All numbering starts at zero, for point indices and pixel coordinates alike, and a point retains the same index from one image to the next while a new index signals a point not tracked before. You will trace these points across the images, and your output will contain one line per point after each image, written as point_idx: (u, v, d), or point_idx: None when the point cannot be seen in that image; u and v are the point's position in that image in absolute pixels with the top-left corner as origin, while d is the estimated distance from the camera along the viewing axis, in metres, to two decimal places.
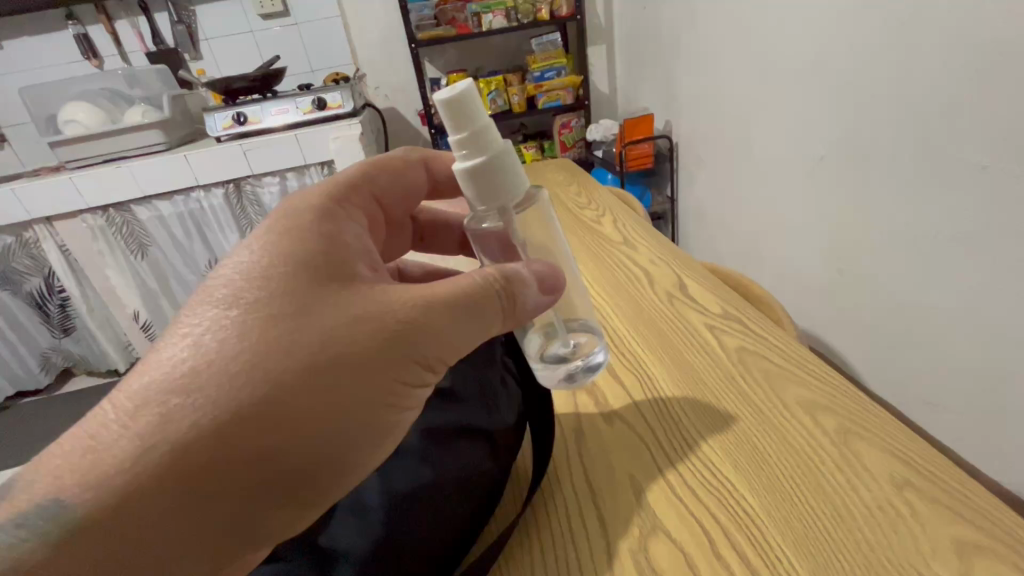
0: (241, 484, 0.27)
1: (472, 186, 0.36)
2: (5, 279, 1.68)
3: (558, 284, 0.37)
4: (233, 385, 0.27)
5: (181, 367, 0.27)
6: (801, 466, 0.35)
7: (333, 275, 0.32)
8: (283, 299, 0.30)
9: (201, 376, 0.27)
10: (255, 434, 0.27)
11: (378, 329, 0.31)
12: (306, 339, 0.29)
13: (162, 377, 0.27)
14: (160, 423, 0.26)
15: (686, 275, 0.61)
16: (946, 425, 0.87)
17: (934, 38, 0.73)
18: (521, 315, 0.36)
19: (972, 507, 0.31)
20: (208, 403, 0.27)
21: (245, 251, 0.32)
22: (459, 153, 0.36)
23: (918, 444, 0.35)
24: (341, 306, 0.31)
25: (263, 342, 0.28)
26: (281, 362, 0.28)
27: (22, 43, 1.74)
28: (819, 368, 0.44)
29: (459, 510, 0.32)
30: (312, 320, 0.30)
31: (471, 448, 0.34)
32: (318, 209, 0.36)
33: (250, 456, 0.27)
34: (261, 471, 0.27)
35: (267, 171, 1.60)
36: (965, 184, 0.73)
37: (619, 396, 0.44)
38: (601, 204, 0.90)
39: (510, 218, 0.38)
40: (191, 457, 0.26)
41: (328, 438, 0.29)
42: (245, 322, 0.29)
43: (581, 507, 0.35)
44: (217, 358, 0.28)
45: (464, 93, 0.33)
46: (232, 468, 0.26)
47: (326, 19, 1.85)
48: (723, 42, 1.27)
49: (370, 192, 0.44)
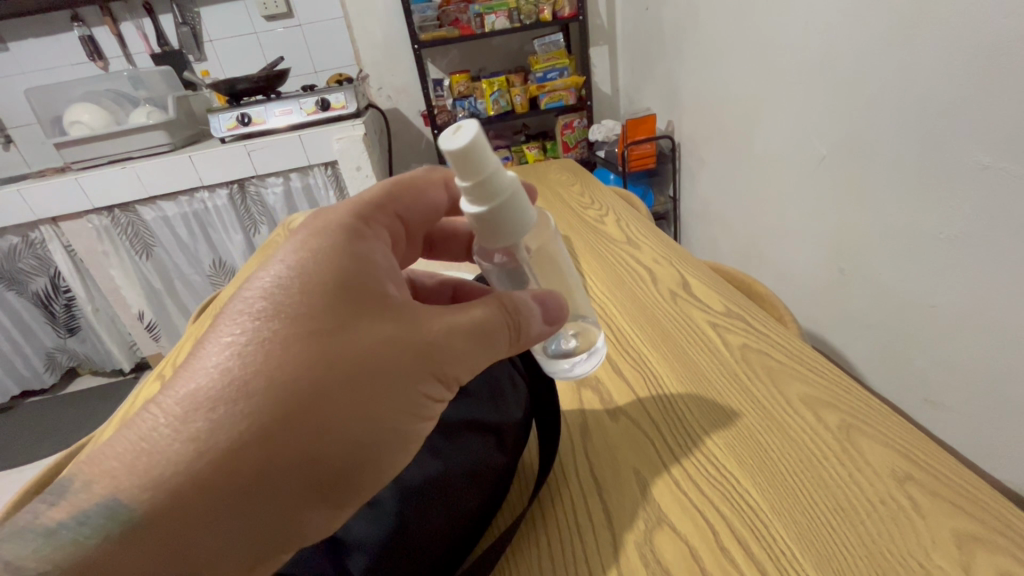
0: (269, 494, 0.27)
1: (484, 230, 0.36)
2: (11, 279, 1.69)
3: (559, 315, 0.38)
4: (279, 396, 0.27)
5: (228, 371, 0.27)
6: (805, 461, 0.35)
7: (367, 291, 0.33)
8: (318, 306, 0.30)
9: (250, 384, 0.27)
10: (296, 446, 0.27)
11: (406, 345, 0.32)
12: (346, 354, 0.29)
13: (209, 387, 0.27)
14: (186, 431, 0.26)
15: (689, 274, 0.62)
16: (945, 423, 0.88)
17: (937, 38, 0.73)
18: (526, 343, 0.36)
19: (971, 499, 0.31)
20: (254, 415, 0.26)
21: (281, 263, 0.32)
22: (466, 196, 0.35)
23: (918, 438, 0.36)
24: (377, 325, 0.32)
25: (308, 356, 0.28)
26: (317, 368, 0.28)
27: (27, 44, 1.76)
28: (820, 365, 0.44)
29: (469, 502, 0.32)
30: (351, 336, 0.30)
31: (480, 443, 0.35)
32: (348, 225, 0.36)
33: (281, 463, 0.27)
34: (297, 481, 0.27)
35: (272, 171, 1.61)
36: (967, 184, 0.74)
37: (623, 392, 0.45)
38: (604, 203, 0.91)
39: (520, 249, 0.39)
40: (236, 467, 0.26)
41: (353, 449, 0.29)
42: (291, 335, 0.29)
43: (588, 502, 0.35)
44: (265, 369, 0.27)
45: (474, 145, 0.33)
46: (272, 478, 0.27)
47: (329, 20, 1.86)
48: (725, 42, 1.27)
49: (394, 211, 0.43)
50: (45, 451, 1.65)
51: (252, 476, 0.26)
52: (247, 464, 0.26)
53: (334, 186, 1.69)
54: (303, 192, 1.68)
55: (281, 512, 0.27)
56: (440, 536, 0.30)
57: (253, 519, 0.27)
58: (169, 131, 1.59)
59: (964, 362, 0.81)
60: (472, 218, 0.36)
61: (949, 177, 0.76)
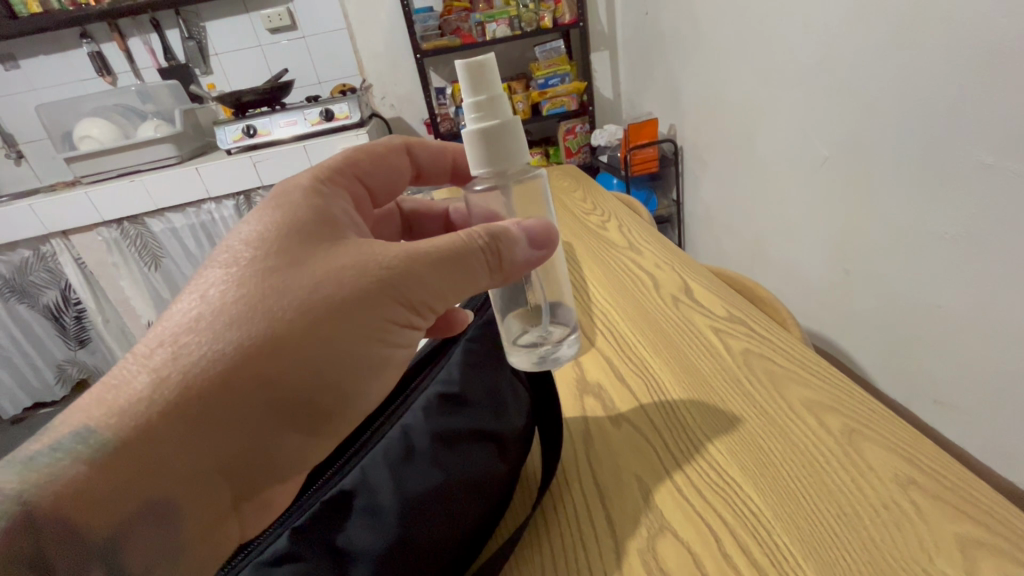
0: (240, 436, 0.28)
1: (483, 151, 0.37)
2: (23, 292, 1.71)
3: (548, 236, 0.38)
4: (233, 325, 0.29)
5: (200, 317, 0.29)
6: (806, 465, 0.35)
7: (324, 235, 0.34)
8: (279, 256, 0.32)
9: (213, 319, 0.29)
10: (252, 369, 0.28)
11: (361, 273, 0.32)
12: (296, 285, 0.31)
13: (177, 326, 0.29)
14: (161, 380, 0.28)
15: (690, 279, 0.62)
16: (955, 426, 0.87)
17: (937, 37, 0.73)
18: (509, 270, 0.37)
19: (977, 503, 0.31)
20: (211, 340, 0.29)
21: (248, 221, 0.34)
22: (471, 116, 0.37)
23: (922, 443, 0.36)
24: (329, 259, 0.32)
25: (260, 291, 0.30)
26: (288, 318, 0.30)
27: (37, 62, 1.79)
28: (823, 370, 0.44)
29: (473, 507, 0.32)
30: (302, 269, 0.31)
31: (482, 452, 0.34)
32: (313, 184, 0.38)
33: (251, 395, 0.28)
34: (258, 406, 0.29)
35: (277, 181, 1.63)
36: (970, 183, 0.74)
37: (626, 399, 0.45)
38: (606, 208, 0.91)
39: (506, 183, 0.41)
40: (195, 395, 0.27)
41: (323, 382, 0.31)
42: (248, 274, 0.31)
43: (589, 508, 0.35)
44: (224, 306, 0.30)
45: (485, 60, 0.36)
46: (233, 405, 0.28)
47: (332, 31, 1.88)
48: (725, 46, 1.28)
49: (355, 174, 0.43)
50: None
51: (220, 418, 0.28)
52: (210, 391, 0.28)
53: None
54: None
55: (251, 449, 0.29)
56: (444, 544, 0.31)
57: (230, 460, 0.29)
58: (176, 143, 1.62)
59: (971, 363, 0.80)
60: (472, 139, 0.38)
61: (952, 176, 0.76)
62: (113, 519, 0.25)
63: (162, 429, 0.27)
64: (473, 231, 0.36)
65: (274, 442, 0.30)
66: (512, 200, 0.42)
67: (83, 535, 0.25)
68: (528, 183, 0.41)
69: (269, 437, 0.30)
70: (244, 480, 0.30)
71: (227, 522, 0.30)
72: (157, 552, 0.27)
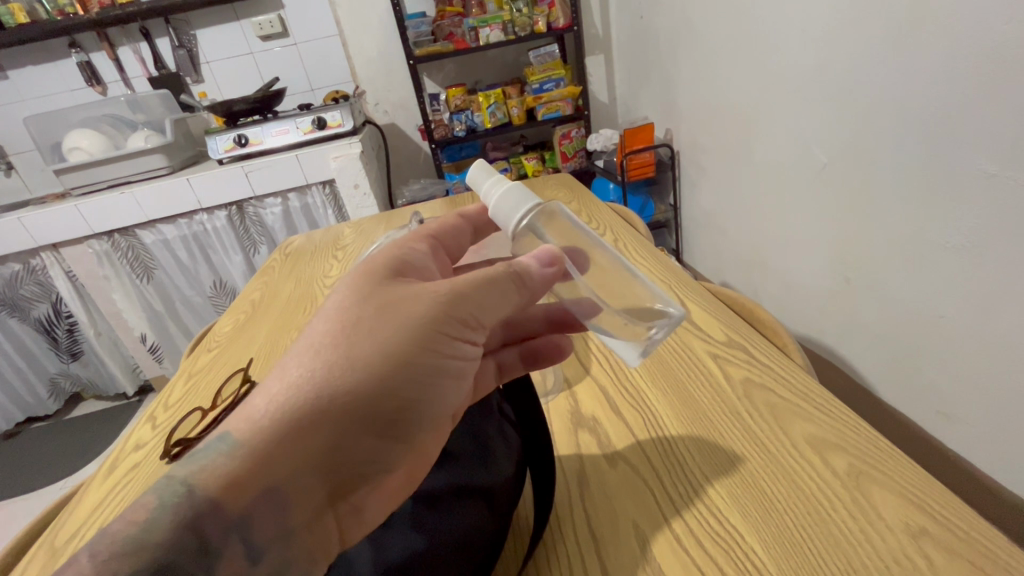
0: (335, 445, 0.28)
1: (502, 209, 0.41)
2: (13, 306, 1.69)
3: (555, 257, 0.37)
4: (322, 350, 0.29)
5: (295, 348, 0.29)
6: (810, 512, 0.34)
7: (392, 274, 0.34)
8: (352, 289, 0.32)
9: (305, 350, 0.29)
10: (342, 389, 0.28)
11: (428, 298, 0.32)
12: (372, 312, 0.31)
13: (278, 358, 0.29)
14: (270, 402, 0.27)
15: (689, 300, 0.60)
16: (959, 438, 0.85)
17: (938, 46, 0.72)
18: (532, 286, 0.36)
19: (992, 558, 0.29)
20: (303, 368, 0.28)
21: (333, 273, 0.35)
22: (486, 198, 0.43)
23: (932, 485, 0.34)
24: (398, 290, 0.32)
25: (341, 322, 0.30)
26: (366, 341, 0.30)
27: (25, 72, 1.77)
28: (826, 402, 0.42)
29: (459, 565, 0.30)
30: (376, 299, 0.31)
31: (468, 508, 0.32)
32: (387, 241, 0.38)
33: (342, 412, 0.28)
34: (347, 418, 0.28)
35: (270, 192, 1.61)
36: (973, 195, 0.72)
37: (623, 435, 0.43)
38: (602, 221, 0.89)
39: (539, 228, 0.42)
40: (295, 410, 0.27)
41: (409, 397, 0.30)
42: (330, 309, 0.31)
43: (582, 560, 0.34)
44: (313, 337, 0.29)
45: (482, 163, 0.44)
46: (329, 417, 0.27)
47: (325, 38, 1.86)
48: (721, 51, 1.26)
49: (430, 235, 0.41)
50: (47, 477, 1.64)
51: (316, 429, 0.27)
52: (305, 408, 0.27)
53: (332, 204, 1.69)
54: (302, 212, 1.68)
55: (347, 455, 0.28)
56: None
57: (333, 466, 0.28)
58: (167, 154, 1.60)
59: (975, 376, 0.79)
60: (493, 210, 0.42)
61: (953, 185, 0.74)
62: (241, 502, 0.25)
63: (272, 439, 0.26)
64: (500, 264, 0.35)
65: (364, 453, 0.29)
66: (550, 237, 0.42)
67: (223, 513, 0.25)
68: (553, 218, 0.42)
69: (353, 448, 0.29)
70: (349, 486, 0.29)
71: (339, 538, 0.29)
72: (280, 544, 0.26)
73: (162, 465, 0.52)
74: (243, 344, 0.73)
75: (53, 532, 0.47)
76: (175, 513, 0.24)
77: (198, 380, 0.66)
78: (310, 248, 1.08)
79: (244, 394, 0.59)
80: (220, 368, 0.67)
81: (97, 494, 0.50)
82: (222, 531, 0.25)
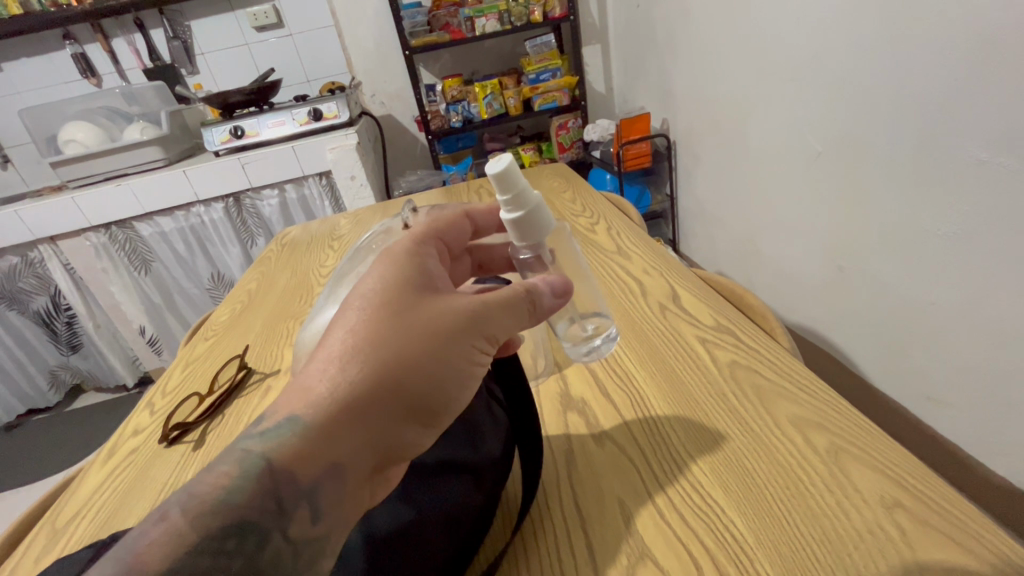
0: (382, 431, 0.29)
1: (520, 231, 0.41)
2: (12, 298, 1.70)
3: (567, 288, 0.40)
4: (380, 349, 0.30)
5: (350, 345, 0.30)
6: (792, 487, 0.34)
7: (427, 284, 0.34)
8: (394, 293, 0.33)
9: (359, 347, 0.30)
10: (396, 387, 0.30)
11: (466, 313, 0.33)
12: (421, 319, 0.32)
13: (327, 353, 0.29)
14: (336, 390, 0.28)
15: (679, 286, 0.61)
16: (949, 422, 0.86)
17: (932, 33, 0.72)
18: (540, 315, 0.38)
19: (962, 528, 0.30)
20: (362, 366, 0.29)
21: (365, 273, 0.34)
22: (504, 207, 0.41)
23: (908, 462, 0.35)
24: (439, 301, 0.34)
25: (392, 324, 0.31)
26: (416, 342, 0.31)
27: (19, 64, 1.76)
28: (812, 384, 0.43)
29: (445, 542, 0.31)
30: (422, 308, 0.33)
31: (454, 483, 0.33)
32: (410, 244, 0.38)
33: (394, 403, 0.29)
34: (402, 404, 0.30)
35: (267, 183, 1.61)
36: (966, 180, 0.72)
37: (609, 415, 0.44)
38: (595, 210, 0.90)
39: (543, 247, 0.44)
40: (358, 399, 0.28)
41: (448, 397, 0.32)
42: (378, 313, 0.31)
43: (566, 534, 0.35)
44: (367, 336, 0.30)
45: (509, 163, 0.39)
46: (388, 402, 0.29)
47: (320, 28, 1.85)
48: (717, 39, 1.26)
49: (436, 236, 0.43)
50: (47, 469, 1.65)
51: (373, 415, 0.29)
52: (363, 397, 0.29)
53: (329, 196, 1.68)
54: (299, 204, 1.68)
55: (390, 438, 0.30)
56: None
57: (383, 448, 0.29)
58: (163, 146, 1.60)
59: (965, 361, 0.79)
60: (508, 224, 0.41)
61: (946, 173, 0.75)
62: (312, 473, 0.27)
63: (338, 420, 0.28)
64: (516, 285, 0.37)
65: (406, 441, 0.30)
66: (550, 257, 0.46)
67: (297, 482, 0.27)
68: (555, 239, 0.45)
69: (400, 436, 0.30)
70: (391, 461, 0.30)
71: (369, 500, 0.30)
72: (338, 511, 0.27)
73: (161, 448, 0.53)
74: (241, 332, 0.74)
75: (56, 513, 0.48)
76: (257, 482, 0.26)
77: (196, 367, 0.67)
78: (306, 238, 1.08)
79: (241, 380, 0.60)
80: (218, 355, 0.68)
81: (98, 476, 0.51)
82: (295, 494, 0.26)
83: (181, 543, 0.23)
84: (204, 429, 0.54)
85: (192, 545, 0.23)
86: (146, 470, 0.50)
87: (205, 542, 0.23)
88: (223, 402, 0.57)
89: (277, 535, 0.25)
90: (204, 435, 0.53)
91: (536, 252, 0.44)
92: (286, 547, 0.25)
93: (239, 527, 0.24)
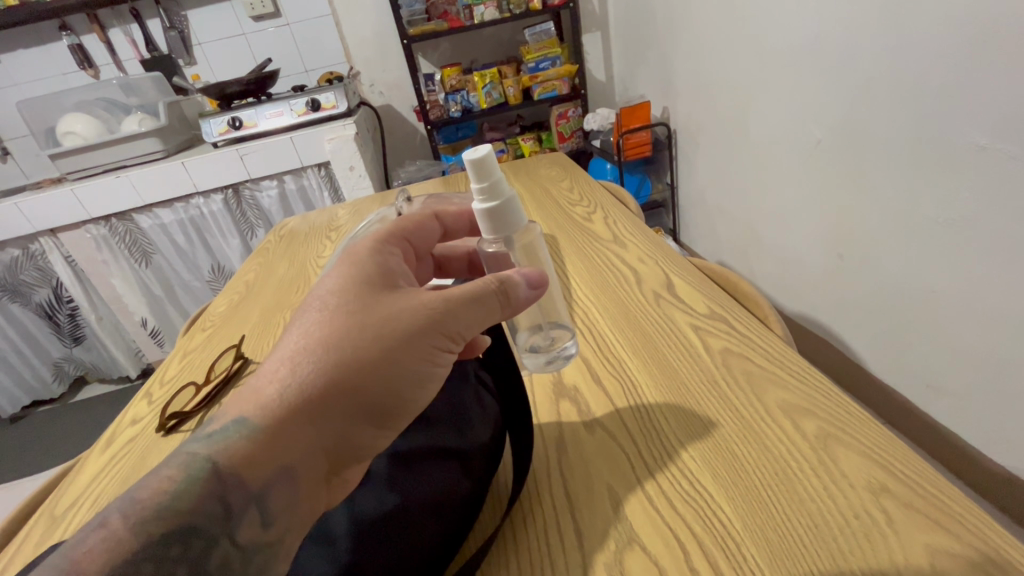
0: (335, 429, 0.29)
1: (493, 221, 0.40)
2: (15, 291, 1.70)
3: (542, 278, 0.39)
4: (331, 348, 0.30)
5: (302, 345, 0.30)
6: (778, 473, 0.35)
7: (386, 285, 0.35)
8: (353, 296, 0.33)
9: (310, 347, 0.30)
10: (346, 387, 0.30)
11: (423, 310, 0.33)
12: (375, 319, 0.32)
13: (281, 356, 0.30)
14: (285, 391, 0.29)
15: (674, 274, 0.61)
16: (950, 411, 0.86)
17: (932, 17, 0.71)
18: (515, 307, 0.37)
19: (946, 511, 0.30)
20: (312, 366, 0.29)
21: (327, 276, 0.35)
22: (477, 197, 0.40)
23: (896, 446, 0.35)
24: (398, 299, 0.34)
25: (345, 324, 0.31)
26: (371, 342, 0.31)
27: (17, 55, 1.75)
28: (803, 371, 0.43)
29: (433, 526, 0.31)
30: (378, 308, 0.33)
31: (441, 471, 0.33)
32: (376, 245, 0.38)
33: (346, 403, 0.29)
34: (353, 405, 0.30)
35: (265, 174, 1.61)
36: (967, 168, 0.71)
37: (601, 403, 0.44)
38: (592, 199, 0.90)
39: (512, 244, 0.43)
40: (311, 398, 0.29)
41: (407, 398, 0.32)
42: (332, 314, 0.32)
43: (549, 520, 0.35)
44: (319, 337, 0.30)
45: (487, 154, 0.38)
46: (340, 402, 0.29)
47: (317, 17, 1.84)
48: (717, 26, 1.24)
49: (402, 235, 0.43)
50: (53, 460, 1.66)
51: (324, 414, 0.29)
52: (315, 396, 0.29)
53: (328, 186, 1.68)
54: (298, 194, 1.68)
55: (345, 439, 0.30)
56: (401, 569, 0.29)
57: (334, 448, 0.30)
58: (161, 137, 1.60)
59: (966, 349, 0.79)
60: (480, 215, 0.40)
61: (946, 160, 0.74)
62: (262, 475, 0.27)
63: (290, 419, 0.28)
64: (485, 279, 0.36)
65: (359, 440, 0.30)
66: (519, 256, 0.45)
67: (246, 486, 0.27)
68: (528, 238, 0.45)
69: (352, 434, 0.30)
70: (345, 463, 0.30)
71: (326, 502, 0.30)
72: (292, 514, 0.28)
73: (159, 437, 0.53)
74: (237, 324, 0.74)
75: (53, 504, 0.48)
76: (203, 486, 0.26)
77: (194, 357, 0.67)
78: (305, 229, 1.08)
79: (237, 369, 0.61)
80: (215, 345, 0.69)
81: (96, 466, 0.51)
82: (244, 499, 0.27)
83: (122, 550, 0.23)
84: (200, 418, 0.54)
85: (132, 553, 0.23)
86: (142, 459, 0.51)
87: (147, 550, 0.23)
88: (219, 392, 0.58)
89: (225, 541, 0.25)
90: (201, 423, 0.54)
91: (504, 246, 0.44)
92: (233, 551, 0.25)
93: (186, 531, 0.24)
